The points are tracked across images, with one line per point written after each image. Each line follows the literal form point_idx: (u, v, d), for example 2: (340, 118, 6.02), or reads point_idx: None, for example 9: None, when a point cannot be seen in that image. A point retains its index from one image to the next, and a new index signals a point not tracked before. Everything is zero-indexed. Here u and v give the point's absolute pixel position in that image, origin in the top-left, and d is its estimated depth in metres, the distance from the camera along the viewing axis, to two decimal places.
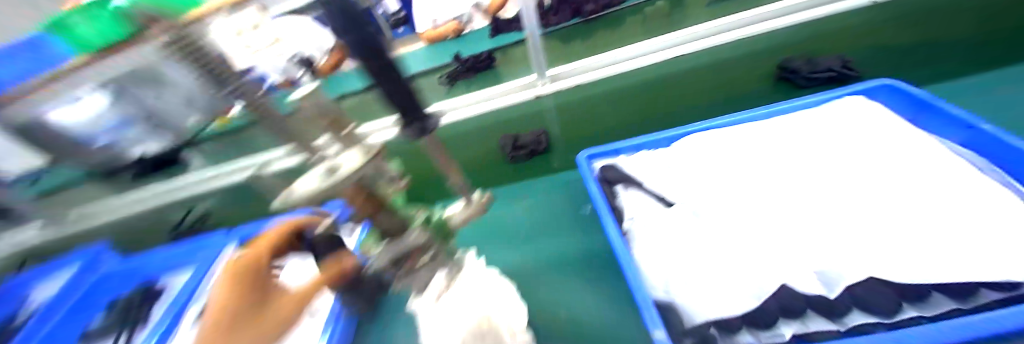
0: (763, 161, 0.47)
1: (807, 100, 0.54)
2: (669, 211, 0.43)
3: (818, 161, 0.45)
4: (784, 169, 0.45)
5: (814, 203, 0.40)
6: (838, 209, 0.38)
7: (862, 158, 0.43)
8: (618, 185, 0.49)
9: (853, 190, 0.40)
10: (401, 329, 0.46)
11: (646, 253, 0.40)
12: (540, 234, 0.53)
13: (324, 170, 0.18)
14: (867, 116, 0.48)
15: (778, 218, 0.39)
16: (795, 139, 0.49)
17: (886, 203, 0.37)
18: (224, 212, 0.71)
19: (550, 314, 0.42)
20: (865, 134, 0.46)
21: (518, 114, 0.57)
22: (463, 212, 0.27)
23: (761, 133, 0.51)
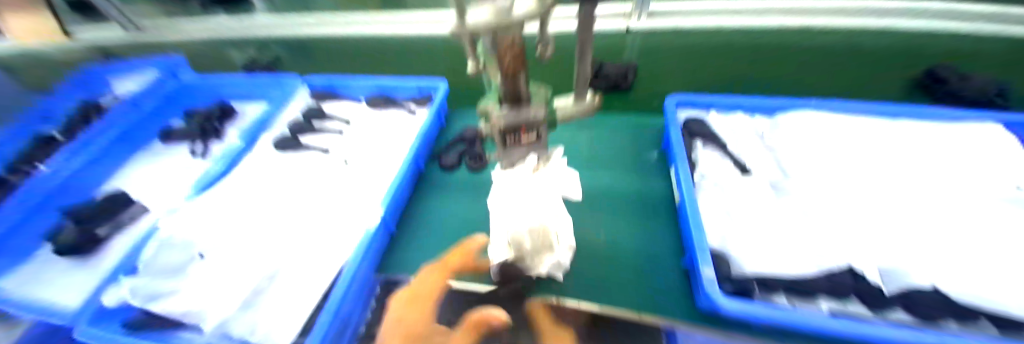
0: (861, 163, 0.45)
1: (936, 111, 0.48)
2: (748, 180, 0.45)
3: (915, 177, 0.43)
4: (875, 174, 0.44)
5: (901, 214, 0.39)
6: (927, 225, 0.37)
7: (970, 187, 0.41)
8: (698, 140, 0.50)
9: (952, 214, 0.38)
10: (451, 208, 0.50)
11: (714, 207, 0.42)
12: (597, 166, 0.53)
13: (494, 8, 0.11)
14: (1001, 147, 0.44)
15: (858, 216, 0.39)
16: (903, 151, 0.46)
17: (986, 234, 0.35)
18: (292, 61, 0.72)
19: (593, 233, 0.44)
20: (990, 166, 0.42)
21: (609, 42, 0.54)
22: (577, 106, 0.26)
23: (868, 133, 0.48)
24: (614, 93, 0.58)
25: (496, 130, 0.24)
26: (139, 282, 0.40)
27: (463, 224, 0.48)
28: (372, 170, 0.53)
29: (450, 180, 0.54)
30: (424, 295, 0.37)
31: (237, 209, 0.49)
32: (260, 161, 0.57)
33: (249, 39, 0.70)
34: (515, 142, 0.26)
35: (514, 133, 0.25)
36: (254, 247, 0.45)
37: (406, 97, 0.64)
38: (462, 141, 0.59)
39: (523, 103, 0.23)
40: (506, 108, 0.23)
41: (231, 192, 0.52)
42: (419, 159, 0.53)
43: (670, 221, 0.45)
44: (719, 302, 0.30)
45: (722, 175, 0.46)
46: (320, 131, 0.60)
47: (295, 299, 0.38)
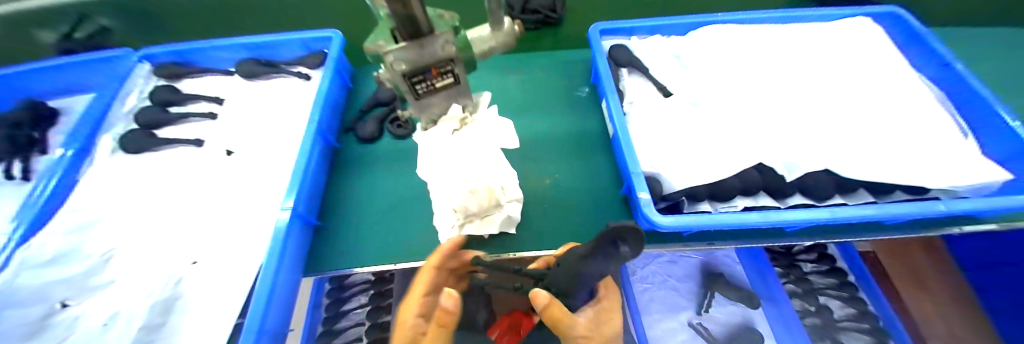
0: (763, 70, 0.49)
1: (824, 11, 0.54)
2: (668, 100, 0.46)
3: (802, 75, 0.48)
4: (773, 77, 0.48)
5: (793, 112, 0.43)
6: (811, 119, 0.43)
7: (838, 81, 0.47)
8: (624, 69, 0.50)
9: (826, 106, 0.44)
10: (383, 181, 0.45)
11: (644, 132, 0.43)
12: (532, 109, 0.51)
13: None
14: (861, 43, 0.51)
15: (764, 119, 0.43)
16: (793, 54, 0.50)
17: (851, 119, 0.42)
18: (130, 37, 0.54)
19: (538, 177, 0.43)
20: (852, 61, 0.49)
21: None
22: (493, 36, 0.23)
23: (767, 41, 0.51)
24: (543, 28, 0.54)
25: (400, 74, 0.20)
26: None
27: (399, 195, 0.43)
28: (272, 154, 0.43)
29: (374, 152, 0.48)
30: (413, 311, 0.32)
31: (87, 234, 0.37)
32: (108, 168, 0.43)
33: (37, 16, 0.48)
34: (427, 89, 0.22)
35: (425, 77, 0.21)
36: (125, 273, 0.35)
37: (293, 57, 0.53)
38: (376, 105, 0.51)
39: (423, 36, 0.18)
40: (407, 47, 0.18)
41: (68, 213, 0.38)
42: (326, 132, 0.45)
43: (604, 152, 0.45)
44: (655, 220, 0.31)
45: (649, 99, 0.47)
46: (182, 119, 0.47)
47: (205, 323, 0.31)
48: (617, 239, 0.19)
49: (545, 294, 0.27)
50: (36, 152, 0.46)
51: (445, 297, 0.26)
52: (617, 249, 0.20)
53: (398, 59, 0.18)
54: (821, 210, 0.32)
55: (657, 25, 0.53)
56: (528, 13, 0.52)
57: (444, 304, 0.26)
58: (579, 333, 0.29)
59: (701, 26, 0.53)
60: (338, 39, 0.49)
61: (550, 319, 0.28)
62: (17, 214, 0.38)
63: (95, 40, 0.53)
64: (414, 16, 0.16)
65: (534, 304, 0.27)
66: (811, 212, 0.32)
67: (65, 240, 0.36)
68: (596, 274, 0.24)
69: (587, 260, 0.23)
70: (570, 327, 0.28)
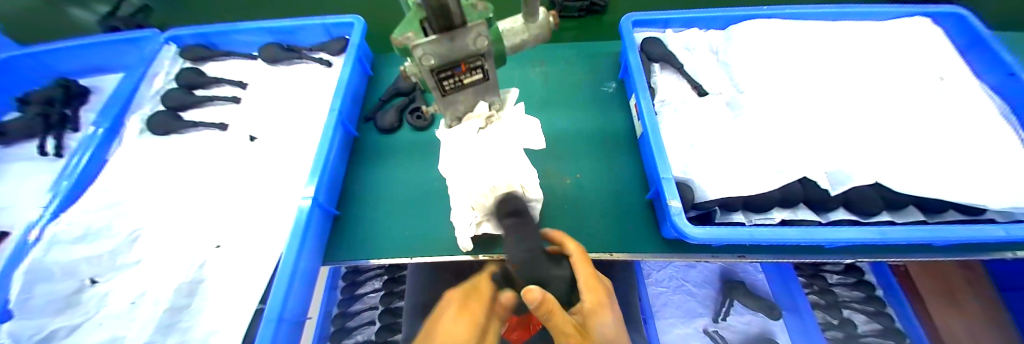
0: (807, 71, 0.45)
1: (882, 8, 0.49)
2: (703, 100, 0.43)
3: (850, 78, 0.44)
4: (819, 79, 0.44)
5: (838, 118, 0.40)
6: (857, 127, 0.40)
7: (891, 86, 0.43)
8: (656, 64, 0.47)
9: (875, 113, 0.41)
10: (398, 172, 0.44)
11: (675, 134, 0.41)
12: (557, 102, 0.49)
13: None
14: (921, 45, 0.46)
15: (805, 122, 0.40)
16: (842, 54, 0.46)
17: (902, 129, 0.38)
18: (172, 15, 0.55)
19: (558, 174, 0.41)
20: (908, 65, 0.45)
21: None
22: (526, 31, 0.21)
23: (815, 38, 0.47)
24: (589, 16, 0.53)
25: (429, 65, 0.18)
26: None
27: (415, 187, 0.42)
28: (292, 141, 0.43)
29: (392, 142, 0.47)
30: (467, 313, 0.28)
31: (119, 214, 0.38)
32: (136, 149, 0.44)
33: None
34: (454, 86, 0.21)
35: (452, 71, 0.19)
36: (155, 252, 0.36)
37: (313, 42, 0.52)
38: (396, 94, 0.51)
39: (453, 29, 0.17)
40: (436, 36, 0.17)
41: (100, 191, 0.40)
42: (347, 121, 0.44)
43: (630, 152, 0.43)
44: (685, 231, 0.29)
45: (682, 98, 0.44)
46: (206, 103, 0.47)
47: (225, 307, 0.32)
48: (514, 213, 0.30)
49: (540, 289, 0.24)
50: (67, 129, 0.47)
51: (502, 295, 0.27)
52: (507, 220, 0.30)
53: (426, 53, 0.17)
54: (866, 230, 0.29)
55: (695, 18, 0.49)
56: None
57: (502, 301, 0.27)
58: (566, 330, 0.25)
59: (742, 19, 0.49)
60: (360, 24, 0.48)
61: (544, 313, 0.24)
62: (50, 189, 0.39)
63: (136, 19, 0.53)
64: (447, 7, 0.15)
65: (528, 302, 0.24)
66: (855, 232, 0.29)
67: (96, 219, 0.37)
68: (517, 250, 0.29)
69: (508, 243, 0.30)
70: (563, 324, 0.25)
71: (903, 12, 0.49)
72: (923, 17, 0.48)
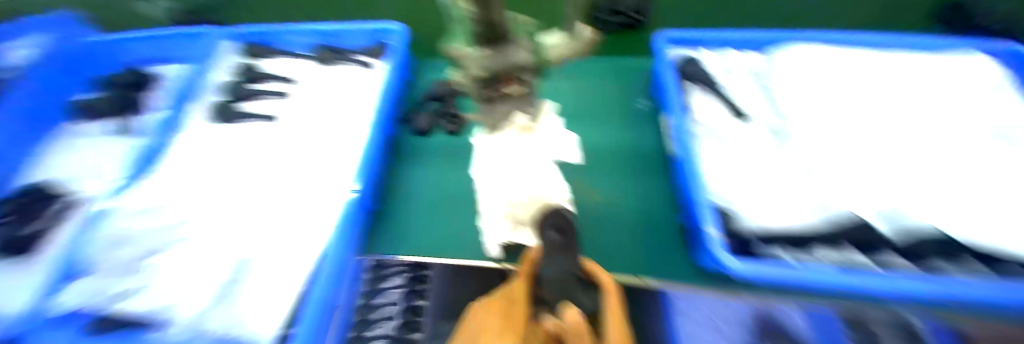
0: (860, 101, 0.42)
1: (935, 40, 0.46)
2: (743, 127, 0.42)
3: (908, 112, 0.42)
4: (873, 111, 0.42)
5: (892, 153, 0.38)
6: (915, 164, 0.37)
7: (957, 124, 0.40)
8: (693, 85, 0.46)
9: (936, 151, 0.38)
10: (428, 176, 0.46)
11: (716, 159, 0.39)
12: (589, 117, 0.49)
13: None
14: (991, 82, 0.43)
15: (853, 156, 0.38)
16: (899, 85, 0.44)
17: (966, 170, 0.35)
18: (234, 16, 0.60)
19: (590, 190, 0.41)
20: (978, 101, 0.42)
21: None
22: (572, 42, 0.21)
23: (869, 68, 0.45)
24: (627, 31, 0.51)
25: (478, 77, 0.19)
26: (71, 284, 0.34)
27: (447, 190, 0.44)
28: (334, 137, 0.46)
29: (425, 145, 0.49)
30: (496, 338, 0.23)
31: (179, 193, 0.42)
32: (194, 134, 0.48)
33: None
34: (498, 98, 0.22)
35: (496, 84, 0.20)
36: (204, 232, 0.39)
37: (358, 46, 0.55)
38: (431, 99, 0.52)
39: (501, 43, 0.17)
40: (481, 49, 0.18)
41: (166, 172, 0.44)
42: (387, 123, 0.47)
43: (663, 173, 0.42)
44: (725, 263, 0.28)
45: (722, 121, 0.43)
46: (260, 96, 0.51)
47: (263, 289, 0.33)
48: (557, 228, 0.28)
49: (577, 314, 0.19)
50: (136, 111, 0.52)
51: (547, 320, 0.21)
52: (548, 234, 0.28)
53: (479, 66, 0.18)
54: (946, 282, 0.25)
55: (729, 38, 0.49)
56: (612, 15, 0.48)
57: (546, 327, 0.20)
58: None
59: (776, 42, 0.48)
60: (402, 31, 0.52)
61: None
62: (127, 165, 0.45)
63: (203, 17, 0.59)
64: (496, 23, 0.16)
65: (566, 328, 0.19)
66: (925, 282, 0.26)
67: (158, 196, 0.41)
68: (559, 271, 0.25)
69: (551, 260, 0.25)
70: None
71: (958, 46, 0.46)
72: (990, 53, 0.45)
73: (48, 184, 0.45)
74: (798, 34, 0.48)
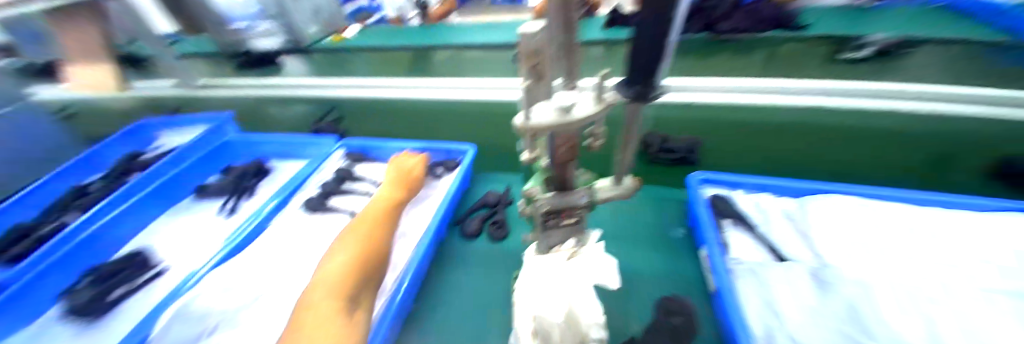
0: (887, 253, 0.44)
1: (973, 200, 0.48)
2: (777, 264, 0.44)
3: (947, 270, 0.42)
4: (921, 263, 0.42)
5: (936, 311, 0.37)
6: (961, 324, 0.36)
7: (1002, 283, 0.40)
8: (727, 220, 0.50)
9: (980, 315, 0.37)
10: (467, 277, 0.49)
11: (757, 306, 0.40)
12: (623, 238, 0.53)
13: (560, 108, 0.18)
14: None
15: (888, 307, 0.38)
16: (922, 240, 0.45)
17: (1006, 334, 0.35)
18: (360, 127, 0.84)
19: (628, 316, 0.41)
20: (1003, 258, 0.42)
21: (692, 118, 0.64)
22: (617, 189, 0.27)
23: (887, 217, 0.48)
24: (680, 166, 0.62)
25: (540, 213, 0.25)
26: None
27: (485, 292, 0.47)
28: (399, 235, 0.54)
29: (471, 246, 0.54)
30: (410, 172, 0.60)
31: (262, 270, 0.50)
32: (286, 222, 0.59)
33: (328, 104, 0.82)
34: (555, 225, 0.27)
35: (555, 217, 0.26)
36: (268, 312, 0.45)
37: (435, 159, 0.68)
38: (481, 206, 0.60)
39: (567, 189, 0.25)
40: (552, 192, 0.25)
41: (253, 253, 0.53)
42: (440, 225, 0.54)
43: (701, 303, 0.42)
44: None
45: (755, 257, 0.45)
46: (348, 192, 0.63)
47: None
48: (671, 312, 0.40)
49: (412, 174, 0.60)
50: (243, 195, 0.67)
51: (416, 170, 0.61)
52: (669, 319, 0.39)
53: (546, 203, 0.24)
54: None
55: (764, 183, 0.54)
56: (665, 152, 0.62)
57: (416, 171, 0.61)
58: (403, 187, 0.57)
59: (807, 189, 0.53)
60: (472, 150, 0.64)
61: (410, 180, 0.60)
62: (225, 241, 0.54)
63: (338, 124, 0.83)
64: (566, 175, 0.24)
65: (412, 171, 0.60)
66: None
67: (235, 277, 0.48)
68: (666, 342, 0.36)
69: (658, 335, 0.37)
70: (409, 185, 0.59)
71: (998, 205, 0.48)
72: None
73: (141, 252, 0.57)
74: (822, 184, 0.53)
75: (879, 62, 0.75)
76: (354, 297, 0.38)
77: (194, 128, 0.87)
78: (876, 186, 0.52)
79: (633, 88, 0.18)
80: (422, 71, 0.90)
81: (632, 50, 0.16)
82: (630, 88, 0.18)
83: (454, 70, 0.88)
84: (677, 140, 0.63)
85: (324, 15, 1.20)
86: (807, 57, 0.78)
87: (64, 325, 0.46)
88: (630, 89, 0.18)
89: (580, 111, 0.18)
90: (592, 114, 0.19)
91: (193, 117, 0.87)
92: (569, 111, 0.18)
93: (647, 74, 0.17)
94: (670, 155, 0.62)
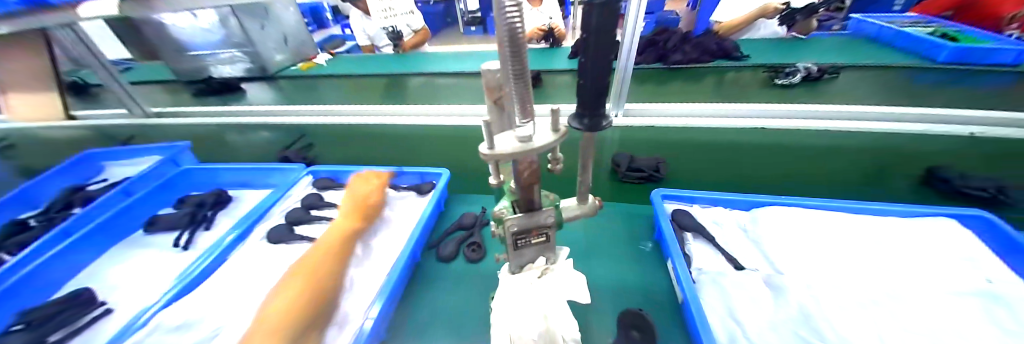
0: (826, 257, 0.49)
1: (893, 206, 0.55)
2: (735, 272, 0.47)
3: (876, 270, 0.47)
4: (857, 267, 0.48)
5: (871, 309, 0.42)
6: (889, 318, 0.41)
7: (923, 280, 0.45)
8: (689, 232, 0.54)
9: (904, 309, 0.42)
10: (445, 301, 0.49)
11: (719, 313, 0.43)
12: (595, 254, 0.55)
13: (523, 137, 0.20)
14: (939, 239, 0.51)
15: (830, 308, 0.42)
16: (855, 244, 0.51)
17: (925, 325, 0.40)
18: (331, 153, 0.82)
19: (601, 332, 0.43)
20: (919, 257, 0.48)
21: (646, 139, 0.72)
22: (581, 208, 0.29)
23: (825, 224, 0.53)
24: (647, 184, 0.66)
25: (510, 234, 0.26)
26: None
27: (462, 317, 0.46)
28: (373, 262, 0.53)
29: (447, 271, 0.54)
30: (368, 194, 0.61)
31: (220, 307, 0.47)
32: (249, 254, 0.56)
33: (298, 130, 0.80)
34: (525, 244, 0.28)
35: (525, 237, 0.27)
36: None
37: (408, 183, 0.68)
38: (457, 229, 0.60)
39: (533, 210, 0.26)
40: (519, 213, 0.26)
41: (209, 289, 0.49)
42: (415, 251, 0.53)
43: (670, 312, 0.45)
44: None
45: (715, 266, 0.49)
46: (315, 221, 0.61)
47: None
48: (636, 327, 0.40)
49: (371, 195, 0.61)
50: (201, 226, 0.63)
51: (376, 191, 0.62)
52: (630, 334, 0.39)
53: (514, 224, 0.26)
54: None
55: (719, 197, 0.59)
56: (633, 170, 0.66)
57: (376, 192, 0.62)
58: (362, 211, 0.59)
59: (756, 201, 0.58)
60: (446, 173, 0.65)
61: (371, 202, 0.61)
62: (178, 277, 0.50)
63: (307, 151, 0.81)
64: (531, 197, 0.25)
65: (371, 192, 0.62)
66: None
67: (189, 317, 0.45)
68: None
69: None
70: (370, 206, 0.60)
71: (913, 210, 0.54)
72: (936, 217, 0.53)
73: (85, 288, 0.50)
74: (769, 196, 0.58)
75: (808, 87, 0.85)
76: (292, 343, 0.39)
77: (146, 158, 0.82)
78: (814, 196, 0.58)
79: (586, 120, 0.21)
80: (396, 97, 0.92)
81: (582, 89, 0.19)
82: (583, 123, 0.21)
83: (429, 97, 0.90)
84: (643, 159, 0.67)
85: (293, 43, 1.20)
86: (748, 84, 0.88)
87: None
88: (585, 121, 0.21)
89: (540, 140, 0.21)
90: (552, 142, 0.21)
91: (146, 147, 0.82)
92: (530, 140, 0.21)
93: (596, 106, 0.20)
94: (637, 174, 0.66)
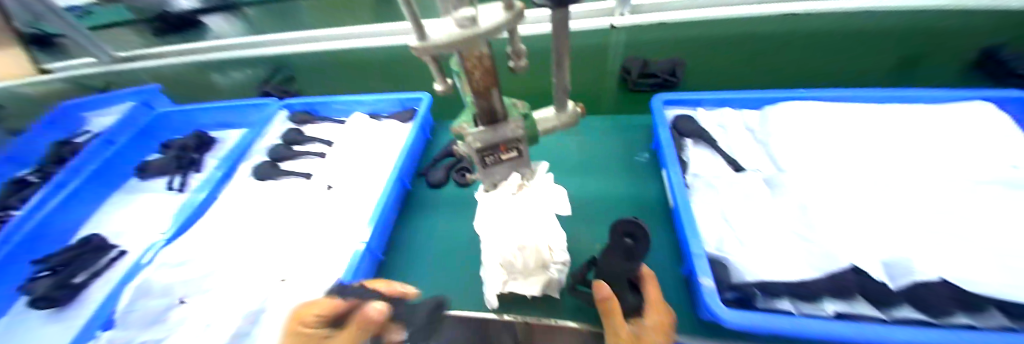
0: (837, 152, 0.45)
1: (925, 92, 0.49)
2: (732, 176, 0.45)
3: (889, 162, 0.44)
4: (857, 154, 0.45)
5: (876, 200, 0.39)
6: (893, 208, 0.39)
7: (941, 169, 0.42)
8: (688, 139, 0.50)
9: (911, 198, 0.39)
10: (439, 224, 0.49)
11: (710, 216, 0.42)
12: (591, 169, 0.53)
13: (461, 20, 0.14)
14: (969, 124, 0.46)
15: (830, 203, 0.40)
16: (871, 137, 0.47)
17: (930, 212, 0.38)
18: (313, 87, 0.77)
19: (590, 241, 0.43)
20: (939, 145, 0.45)
21: (670, 37, 0.55)
22: (559, 117, 0.25)
23: (842, 118, 0.49)
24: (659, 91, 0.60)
25: (473, 149, 0.23)
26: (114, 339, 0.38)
27: (456, 237, 0.47)
28: (362, 191, 0.52)
29: (439, 195, 0.53)
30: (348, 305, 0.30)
31: (224, 241, 0.49)
32: (241, 192, 0.56)
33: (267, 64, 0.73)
34: (494, 160, 0.25)
35: (491, 152, 0.24)
36: (237, 279, 0.44)
37: (391, 110, 0.64)
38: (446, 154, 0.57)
39: (496, 121, 0.23)
40: (480, 125, 0.22)
41: (210, 227, 0.51)
42: (404, 178, 0.52)
43: (660, 220, 0.44)
44: (719, 312, 0.30)
45: (712, 171, 0.47)
46: (300, 156, 0.60)
47: None
48: (626, 234, 0.31)
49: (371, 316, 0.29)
50: (191, 169, 0.63)
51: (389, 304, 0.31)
52: (622, 242, 0.32)
53: (475, 138, 0.22)
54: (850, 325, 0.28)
55: (726, 97, 0.53)
56: (645, 77, 0.59)
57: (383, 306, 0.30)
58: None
59: (768, 99, 0.52)
60: (428, 98, 0.60)
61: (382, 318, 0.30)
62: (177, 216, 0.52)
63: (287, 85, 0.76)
64: (491, 103, 0.21)
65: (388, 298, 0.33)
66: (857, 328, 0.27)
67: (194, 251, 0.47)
68: (622, 265, 0.33)
69: (613, 260, 0.33)
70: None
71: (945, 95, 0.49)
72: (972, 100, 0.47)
73: (93, 236, 0.53)
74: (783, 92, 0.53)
75: None
76: None
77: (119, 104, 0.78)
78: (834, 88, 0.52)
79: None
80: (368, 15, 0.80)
81: None
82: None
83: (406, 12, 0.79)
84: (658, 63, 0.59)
85: None
86: None
87: (33, 313, 0.46)
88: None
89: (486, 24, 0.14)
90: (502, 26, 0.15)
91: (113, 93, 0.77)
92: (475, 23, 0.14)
93: None
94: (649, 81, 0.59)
